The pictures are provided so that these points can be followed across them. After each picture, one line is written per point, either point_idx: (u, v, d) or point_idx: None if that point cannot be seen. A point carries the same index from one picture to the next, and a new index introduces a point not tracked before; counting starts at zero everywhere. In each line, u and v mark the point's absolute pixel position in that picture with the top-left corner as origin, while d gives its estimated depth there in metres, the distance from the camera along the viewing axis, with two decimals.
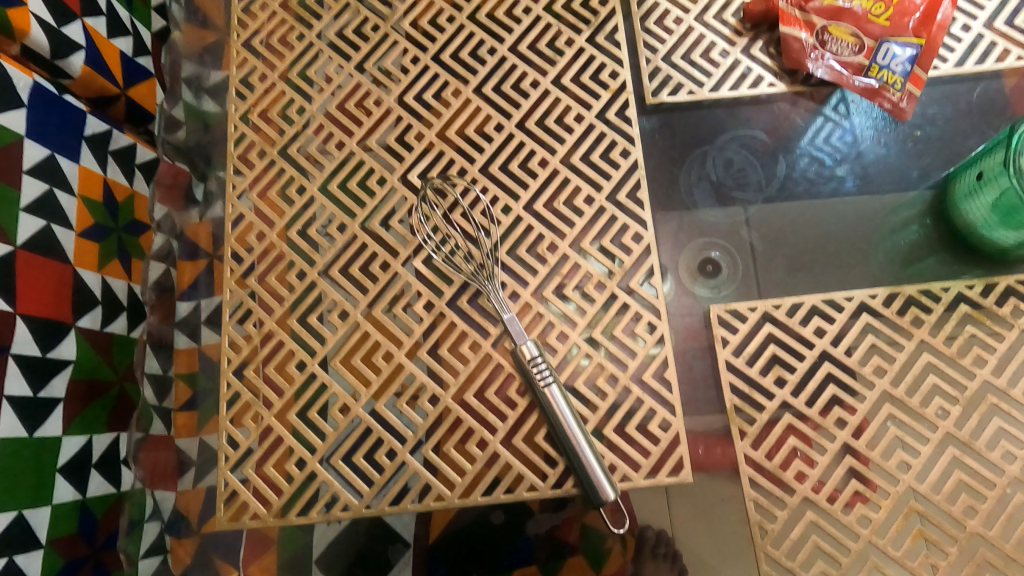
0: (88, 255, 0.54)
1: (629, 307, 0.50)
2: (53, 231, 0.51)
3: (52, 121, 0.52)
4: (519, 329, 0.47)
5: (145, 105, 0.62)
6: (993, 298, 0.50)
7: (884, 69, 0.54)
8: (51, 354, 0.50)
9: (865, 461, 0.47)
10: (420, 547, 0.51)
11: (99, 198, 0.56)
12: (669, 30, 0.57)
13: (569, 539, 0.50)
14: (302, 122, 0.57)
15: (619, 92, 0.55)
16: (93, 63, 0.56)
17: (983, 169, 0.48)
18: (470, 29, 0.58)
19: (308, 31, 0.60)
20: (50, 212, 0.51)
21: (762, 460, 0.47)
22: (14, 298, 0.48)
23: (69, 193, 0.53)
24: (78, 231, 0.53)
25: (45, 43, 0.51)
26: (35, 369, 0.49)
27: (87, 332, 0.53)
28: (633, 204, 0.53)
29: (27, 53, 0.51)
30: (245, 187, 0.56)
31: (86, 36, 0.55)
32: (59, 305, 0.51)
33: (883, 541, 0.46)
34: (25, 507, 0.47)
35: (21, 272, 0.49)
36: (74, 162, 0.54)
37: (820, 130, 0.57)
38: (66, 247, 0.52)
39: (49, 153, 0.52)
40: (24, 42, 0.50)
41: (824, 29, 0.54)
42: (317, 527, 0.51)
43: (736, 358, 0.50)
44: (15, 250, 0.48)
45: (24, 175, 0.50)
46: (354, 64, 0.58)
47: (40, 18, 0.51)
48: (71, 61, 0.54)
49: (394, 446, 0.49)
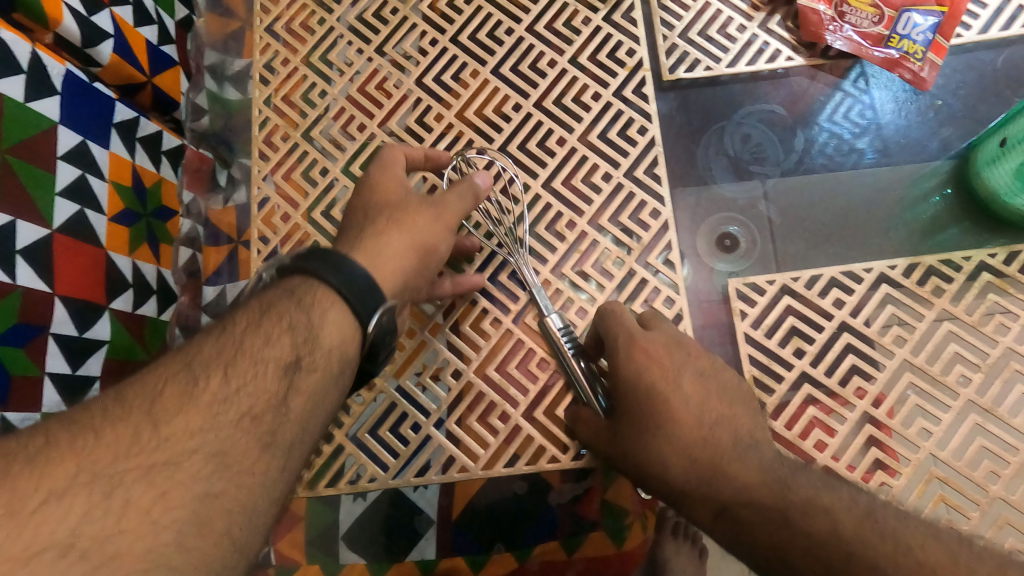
0: (120, 239, 0.55)
1: (647, 282, 0.51)
2: (86, 217, 0.52)
3: (84, 107, 0.53)
4: (547, 301, 0.48)
5: (170, 93, 0.63)
6: (1016, 266, 0.50)
7: (904, 39, 0.54)
8: (87, 334, 0.51)
9: (886, 430, 0.48)
10: (444, 524, 0.52)
11: (130, 183, 0.57)
12: (685, 7, 0.57)
13: (591, 513, 0.51)
14: (324, 105, 0.58)
15: (635, 69, 0.56)
16: (121, 51, 0.57)
17: (1006, 134, 0.48)
18: (488, 11, 0.59)
19: (329, 16, 0.61)
20: (83, 197, 0.52)
21: (781, 430, 0.48)
22: (52, 280, 0.49)
23: (101, 178, 0.53)
24: (110, 216, 0.54)
25: (76, 32, 0.53)
26: (72, 349, 0.49)
27: (121, 313, 0.54)
28: (651, 181, 0.53)
29: (60, 42, 0.53)
30: (269, 170, 0.57)
31: (115, 26, 0.57)
32: (94, 287, 0.52)
33: (904, 508, 0.46)
34: None
35: (58, 255, 0.49)
36: (104, 148, 0.54)
37: (840, 106, 0.56)
38: (99, 231, 0.53)
39: (81, 140, 0.52)
40: (57, 31, 0.52)
41: (843, 1, 0.54)
42: (343, 504, 0.52)
43: (754, 331, 0.50)
44: (52, 233, 0.49)
45: (59, 161, 0.50)
46: (374, 48, 0.59)
47: (72, 7, 0.53)
48: (101, 50, 0.55)
49: (419, 419, 0.50)
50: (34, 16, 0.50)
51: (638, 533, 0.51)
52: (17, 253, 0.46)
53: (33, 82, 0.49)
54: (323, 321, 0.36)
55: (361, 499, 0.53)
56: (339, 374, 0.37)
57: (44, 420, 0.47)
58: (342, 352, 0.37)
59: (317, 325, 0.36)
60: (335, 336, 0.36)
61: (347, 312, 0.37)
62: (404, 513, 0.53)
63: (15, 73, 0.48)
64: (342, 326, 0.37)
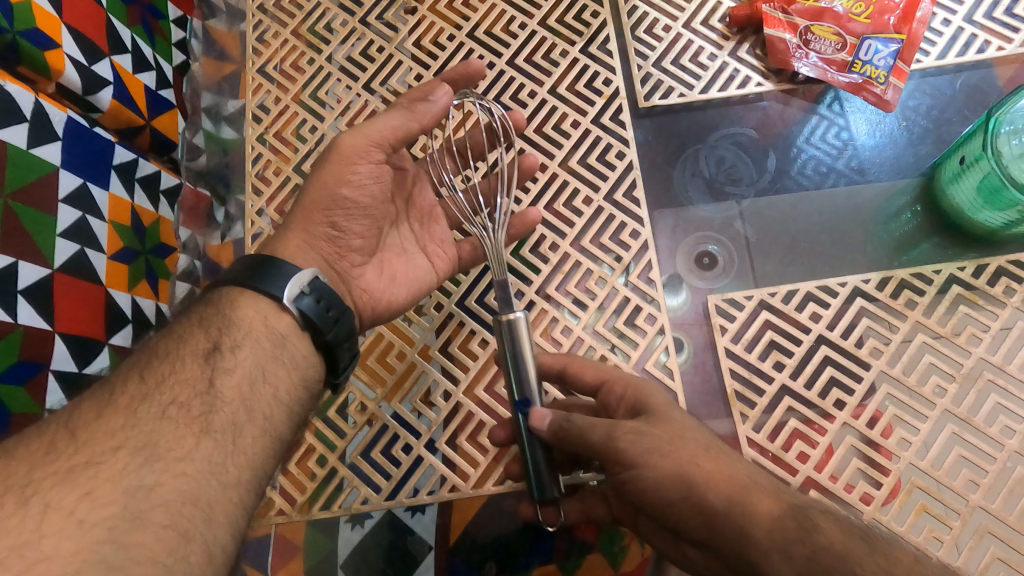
0: (119, 276, 0.56)
1: (629, 300, 0.53)
2: (86, 256, 0.53)
3: (85, 152, 0.55)
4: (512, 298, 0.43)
5: (168, 134, 0.65)
6: (985, 279, 0.52)
7: (867, 65, 0.56)
8: (86, 370, 0.53)
9: (882, 450, 0.49)
10: (442, 550, 0.50)
11: (129, 223, 0.58)
12: (658, 38, 0.60)
13: (589, 536, 0.50)
14: (315, 140, 0.61)
15: (612, 98, 0.59)
16: (120, 97, 0.59)
17: (965, 153, 0.51)
18: (469, 46, 0.62)
19: (318, 56, 0.64)
20: (83, 237, 0.53)
21: (764, 441, 0.49)
22: (52, 317, 0.50)
23: (101, 218, 0.55)
24: (109, 253, 0.56)
25: (78, 80, 0.55)
26: (72, 383, 0.51)
27: (119, 349, 0.55)
28: (631, 203, 0.55)
29: (62, 91, 0.55)
30: (264, 203, 0.60)
31: (115, 73, 0.59)
32: (93, 323, 0.53)
33: (888, 517, 0.47)
34: None
35: (58, 293, 0.51)
36: (104, 189, 0.56)
37: (817, 128, 0.58)
38: (99, 269, 0.54)
39: (83, 183, 0.54)
40: (59, 81, 0.54)
41: (807, 30, 0.57)
42: (341, 532, 0.51)
43: (735, 345, 0.52)
44: (53, 272, 0.51)
45: (59, 204, 0.52)
46: (361, 84, 0.62)
47: (73, 57, 0.55)
48: (101, 96, 0.57)
49: (411, 440, 0.51)
50: (37, 68, 0.53)
51: (636, 552, 0.50)
52: (19, 292, 0.48)
53: (35, 129, 0.51)
54: (235, 310, 0.42)
55: (359, 526, 0.51)
56: (273, 352, 0.41)
57: None
58: (268, 327, 0.41)
59: (231, 315, 0.41)
60: (253, 320, 0.41)
61: (259, 298, 0.42)
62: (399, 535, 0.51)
63: (17, 121, 0.50)
64: (260, 308, 0.42)
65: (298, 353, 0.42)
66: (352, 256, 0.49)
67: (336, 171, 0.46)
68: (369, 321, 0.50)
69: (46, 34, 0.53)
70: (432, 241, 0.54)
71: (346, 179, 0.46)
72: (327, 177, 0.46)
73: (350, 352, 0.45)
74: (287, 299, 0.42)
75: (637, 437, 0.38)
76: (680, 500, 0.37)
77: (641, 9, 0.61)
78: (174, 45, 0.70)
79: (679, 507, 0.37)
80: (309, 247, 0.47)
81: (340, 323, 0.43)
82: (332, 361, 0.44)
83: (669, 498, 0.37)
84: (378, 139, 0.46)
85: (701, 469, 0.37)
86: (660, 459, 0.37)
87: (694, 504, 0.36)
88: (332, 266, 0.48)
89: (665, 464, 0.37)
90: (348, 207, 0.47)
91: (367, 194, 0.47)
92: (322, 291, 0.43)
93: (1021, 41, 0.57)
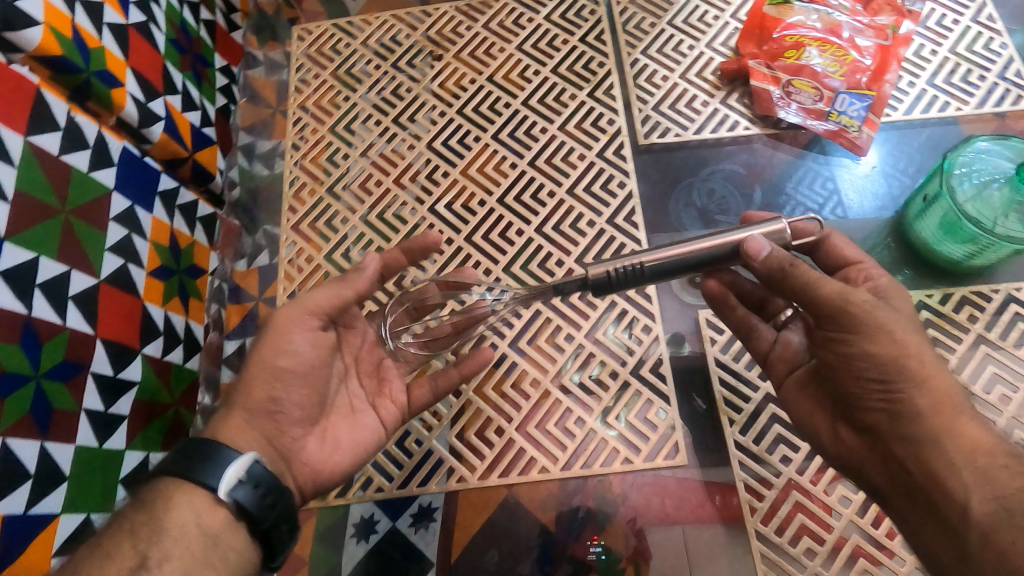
0: (155, 291, 0.59)
1: (627, 311, 0.60)
2: (129, 271, 0.56)
3: (135, 179, 0.59)
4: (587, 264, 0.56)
5: (208, 166, 0.69)
6: (951, 306, 0.57)
7: (842, 115, 0.63)
8: (122, 375, 0.54)
9: None
10: (443, 566, 0.53)
11: (167, 244, 0.61)
12: (657, 86, 0.68)
13: (586, 556, 0.52)
14: (346, 166, 0.70)
15: (615, 135, 0.67)
16: (169, 131, 0.63)
17: (926, 193, 0.57)
18: (488, 89, 0.71)
19: (353, 94, 0.74)
20: (128, 253, 0.56)
21: (749, 443, 0.54)
22: (96, 322, 0.52)
23: (143, 238, 0.58)
24: (148, 270, 0.59)
25: (135, 114, 0.59)
26: (109, 387, 0.53)
27: (151, 358, 0.57)
28: (630, 227, 0.62)
29: (121, 125, 0.59)
30: (297, 219, 0.68)
31: (166, 111, 0.63)
32: (131, 332, 0.56)
33: (863, 519, 0.51)
34: (92, 511, 0.49)
35: (103, 301, 0.53)
36: (148, 213, 0.59)
37: (804, 177, 0.64)
38: (138, 283, 0.57)
39: (130, 205, 0.58)
40: (119, 115, 0.58)
41: (789, 83, 0.64)
42: (347, 546, 0.54)
43: (723, 356, 0.57)
44: (99, 283, 0.53)
45: (110, 222, 0.55)
46: (391, 119, 0.72)
47: (133, 95, 0.59)
48: (153, 130, 0.61)
49: (423, 433, 0.57)
50: (104, 104, 0.57)
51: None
52: (69, 298, 0.51)
53: (96, 155, 0.55)
54: (167, 512, 0.38)
55: (364, 542, 0.54)
56: (204, 555, 0.37)
57: (78, 454, 0.49)
58: (200, 528, 0.38)
59: (162, 517, 0.37)
60: (186, 525, 0.38)
61: (195, 490, 0.39)
62: (405, 555, 0.54)
63: (82, 148, 0.53)
64: (194, 506, 0.38)
65: (231, 548, 0.38)
66: (292, 430, 0.46)
67: (273, 343, 0.46)
68: (312, 492, 0.47)
69: (114, 74, 0.57)
70: (382, 398, 0.53)
71: (286, 346, 0.46)
72: (264, 351, 0.46)
73: (288, 536, 0.41)
74: (220, 491, 0.39)
75: (878, 312, 0.39)
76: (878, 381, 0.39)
77: (642, 61, 0.70)
78: (218, 89, 0.74)
79: (873, 387, 0.39)
80: (249, 427, 0.44)
81: (278, 506, 0.40)
82: (268, 550, 0.40)
83: (868, 375, 0.39)
84: (316, 309, 0.48)
85: (921, 369, 0.38)
86: (883, 343, 0.38)
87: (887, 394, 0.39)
88: (273, 445, 0.45)
89: (890, 347, 0.38)
90: (287, 378, 0.46)
91: (304, 362, 0.47)
92: (261, 477, 0.40)
93: (977, 103, 0.64)
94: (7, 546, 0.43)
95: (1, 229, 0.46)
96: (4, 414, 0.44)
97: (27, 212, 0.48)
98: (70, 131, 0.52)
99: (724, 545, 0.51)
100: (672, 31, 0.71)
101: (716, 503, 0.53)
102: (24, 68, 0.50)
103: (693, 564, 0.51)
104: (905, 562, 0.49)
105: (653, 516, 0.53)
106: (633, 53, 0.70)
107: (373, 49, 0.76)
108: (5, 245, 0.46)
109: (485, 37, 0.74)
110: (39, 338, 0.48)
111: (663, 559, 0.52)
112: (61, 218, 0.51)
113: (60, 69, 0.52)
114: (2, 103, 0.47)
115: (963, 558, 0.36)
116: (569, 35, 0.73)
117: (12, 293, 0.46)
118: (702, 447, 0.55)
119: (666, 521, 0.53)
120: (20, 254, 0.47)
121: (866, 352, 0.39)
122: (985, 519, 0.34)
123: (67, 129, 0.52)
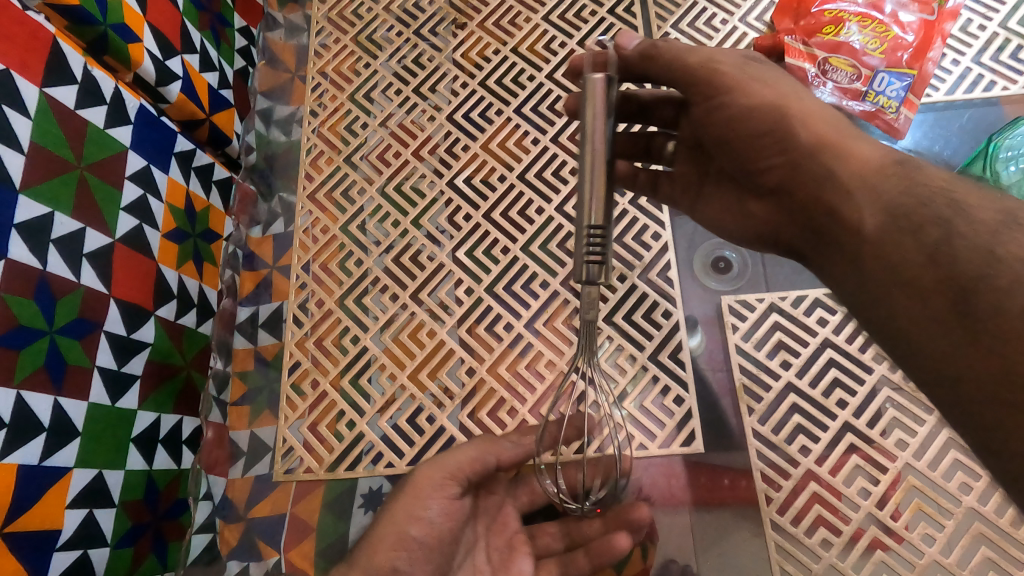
0: (170, 254, 0.58)
1: (646, 295, 0.58)
2: (144, 232, 0.55)
3: (150, 136, 0.57)
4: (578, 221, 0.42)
5: (224, 130, 0.68)
6: None
7: (880, 95, 0.60)
8: (135, 335, 0.53)
9: (867, 453, 0.51)
10: None
11: (182, 206, 0.60)
12: None
13: None
14: (366, 135, 0.68)
15: None
16: (186, 91, 0.62)
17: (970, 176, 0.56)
18: (512, 60, 0.69)
19: (373, 61, 0.72)
20: (144, 214, 0.56)
21: (768, 433, 0.53)
22: (110, 282, 0.52)
23: (159, 199, 0.57)
24: (163, 232, 0.58)
25: (152, 72, 0.58)
26: (122, 348, 0.52)
27: (165, 321, 0.57)
28: (652, 207, 0.62)
29: (138, 82, 0.58)
30: (314, 188, 0.67)
31: (184, 70, 0.62)
32: (144, 293, 0.55)
33: (882, 511, 0.49)
34: (104, 469, 0.49)
35: (117, 259, 0.53)
36: (164, 173, 0.59)
37: None
38: (153, 245, 0.56)
39: (146, 164, 0.57)
40: (137, 71, 0.57)
41: (825, 61, 0.61)
42: (354, 517, 0.55)
43: (745, 343, 0.56)
44: (115, 241, 0.53)
45: (126, 180, 0.54)
46: (412, 88, 0.70)
47: (151, 52, 0.58)
48: (170, 88, 0.60)
49: (434, 410, 0.56)
50: (121, 59, 0.55)
51: (638, 561, 0.51)
52: (83, 256, 0.50)
53: (113, 111, 0.54)
54: None
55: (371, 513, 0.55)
56: None
57: (91, 411, 0.49)
58: None
59: None
60: None
61: None
62: None
63: (99, 103, 0.52)
64: None
65: None
66: None
67: None
68: None
69: (131, 29, 0.56)
70: None
71: None
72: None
73: None
74: None
75: (740, 70, 0.44)
76: (766, 132, 0.42)
77: (673, 34, 0.67)
78: (237, 51, 0.73)
79: (758, 139, 0.43)
80: None
81: None
82: None
83: (756, 130, 0.43)
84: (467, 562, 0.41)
85: (798, 107, 0.42)
86: (758, 90, 0.43)
87: (778, 138, 0.42)
88: None
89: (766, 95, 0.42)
90: None
91: None
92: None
93: None
94: (19, 499, 0.43)
95: (14, 182, 0.45)
96: (19, 365, 0.44)
97: (41, 166, 0.47)
98: (87, 85, 0.51)
99: (735, 533, 0.51)
100: (705, 4, 0.69)
101: (726, 486, 0.52)
102: (40, 16, 0.49)
103: (701, 549, 0.51)
104: (925, 555, 0.48)
105: (662, 499, 0.52)
106: (663, 27, 0.68)
107: (395, 15, 0.74)
108: (19, 199, 0.46)
109: (511, 6, 0.72)
110: (53, 295, 0.47)
111: (669, 542, 0.51)
112: (79, 174, 0.50)
113: (76, 19, 0.51)
114: (19, 53, 0.46)
115: (858, 285, 0.38)
116: (598, 6, 0.70)
117: (27, 247, 0.45)
118: (720, 435, 0.53)
119: (673, 503, 0.52)
120: (34, 208, 0.46)
121: (748, 107, 0.43)
122: (874, 232, 0.37)
123: (84, 83, 0.51)
